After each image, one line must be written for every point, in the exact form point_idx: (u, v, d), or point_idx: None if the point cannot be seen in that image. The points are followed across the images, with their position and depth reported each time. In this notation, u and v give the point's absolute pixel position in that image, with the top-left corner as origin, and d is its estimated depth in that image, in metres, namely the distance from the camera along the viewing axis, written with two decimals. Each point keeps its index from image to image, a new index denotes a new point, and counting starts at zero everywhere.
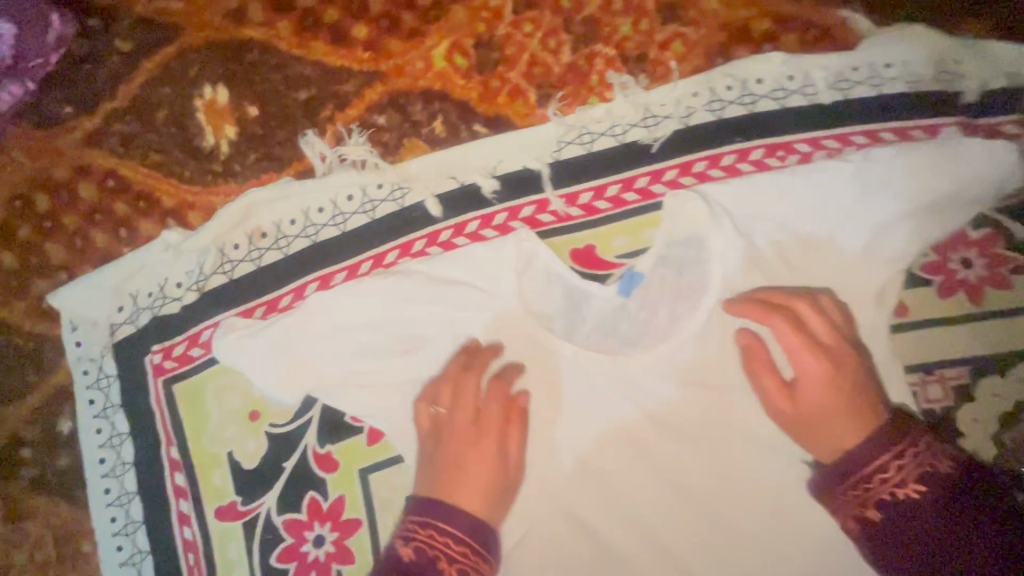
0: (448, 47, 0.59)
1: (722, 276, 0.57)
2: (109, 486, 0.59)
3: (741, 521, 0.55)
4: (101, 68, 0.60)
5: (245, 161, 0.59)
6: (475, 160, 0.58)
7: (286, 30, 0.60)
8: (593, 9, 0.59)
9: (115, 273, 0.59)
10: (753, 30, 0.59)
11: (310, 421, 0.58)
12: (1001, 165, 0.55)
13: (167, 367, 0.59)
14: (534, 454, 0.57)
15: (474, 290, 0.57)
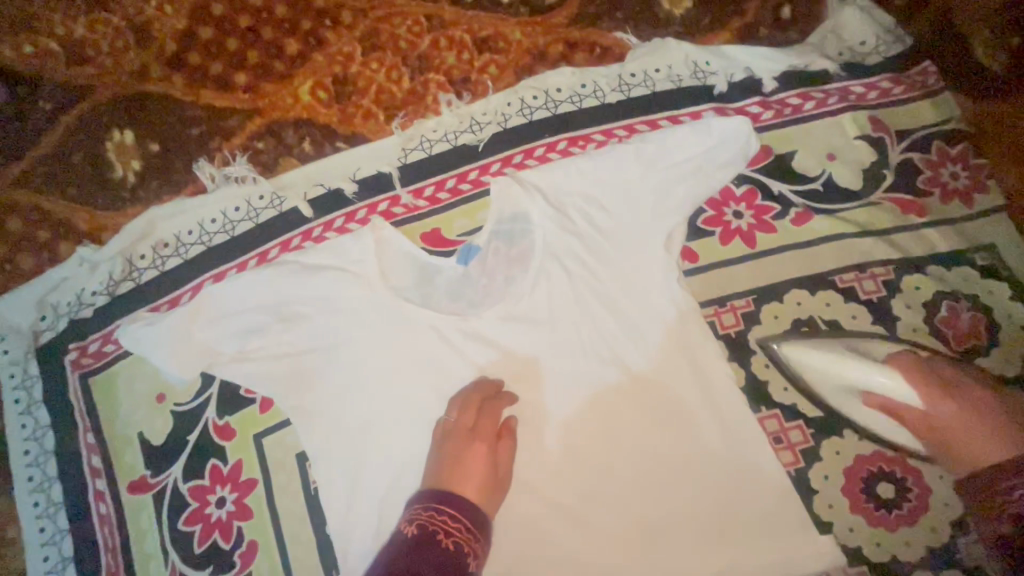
0: (312, 85, 0.74)
1: (542, 241, 0.70)
2: (33, 474, 0.67)
3: (596, 460, 0.67)
4: (30, 124, 0.74)
5: (149, 188, 0.72)
6: (338, 170, 0.72)
7: (182, 83, 0.75)
8: (425, 47, 0.75)
9: (39, 288, 0.70)
10: (550, 53, 0.75)
11: (210, 397, 0.68)
12: (741, 135, 0.71)
13: (84, 363, 0.68)
14: (404, 410, 0.68)
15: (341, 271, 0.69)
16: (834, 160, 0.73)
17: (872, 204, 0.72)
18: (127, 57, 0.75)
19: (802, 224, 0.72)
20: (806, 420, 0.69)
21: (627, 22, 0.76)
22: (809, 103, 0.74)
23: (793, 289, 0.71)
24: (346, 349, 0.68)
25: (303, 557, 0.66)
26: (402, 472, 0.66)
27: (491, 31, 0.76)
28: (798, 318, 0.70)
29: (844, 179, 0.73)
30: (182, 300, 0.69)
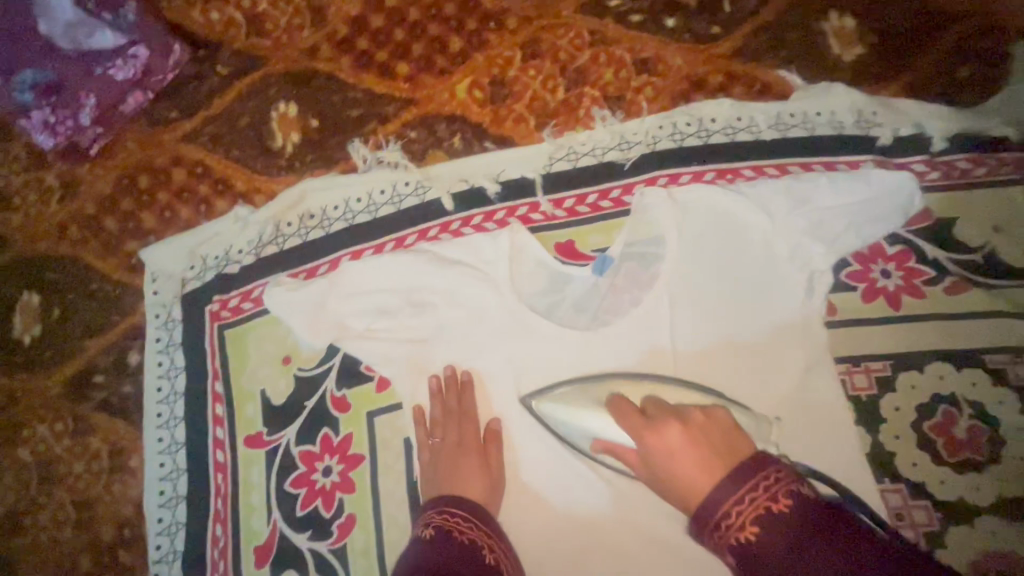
0: (469, 83, 0.76)
1: (674, 269, 0.70)
2: (161, 411, 0.71)
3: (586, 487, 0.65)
4: (204, 85, 0.79)
5: (304, 160, 0.76)
6: (484, 168, 0.73)
7: (347, 65, 0.78)
8: (583, 60, 0.76)
9: (192, 239, 0.74)
10: (709, 83, 0.75)
11: (332, 367, 0.70)
12: (904, 191, 0.68)
13: (223, 315, 0.72)
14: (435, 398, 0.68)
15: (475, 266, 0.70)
16: (999, 233, 0.69)
17: None
18: (300, 35, 0.79)
19: (956, 294, 0.68)
20: (932, 500, 0.65)
21: (793, 61, 0.75)
22: (980, 169, 0.70)
23: (937, 360, 0.67)
24: (467, 344, 0.69)
25: (396, 540, 0.66)
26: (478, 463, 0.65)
27: (652, 53, 0.76)
28: (938, 391, 0.67)
29: (1009, 254, 0.68)
30: (320, 271, 0.72)
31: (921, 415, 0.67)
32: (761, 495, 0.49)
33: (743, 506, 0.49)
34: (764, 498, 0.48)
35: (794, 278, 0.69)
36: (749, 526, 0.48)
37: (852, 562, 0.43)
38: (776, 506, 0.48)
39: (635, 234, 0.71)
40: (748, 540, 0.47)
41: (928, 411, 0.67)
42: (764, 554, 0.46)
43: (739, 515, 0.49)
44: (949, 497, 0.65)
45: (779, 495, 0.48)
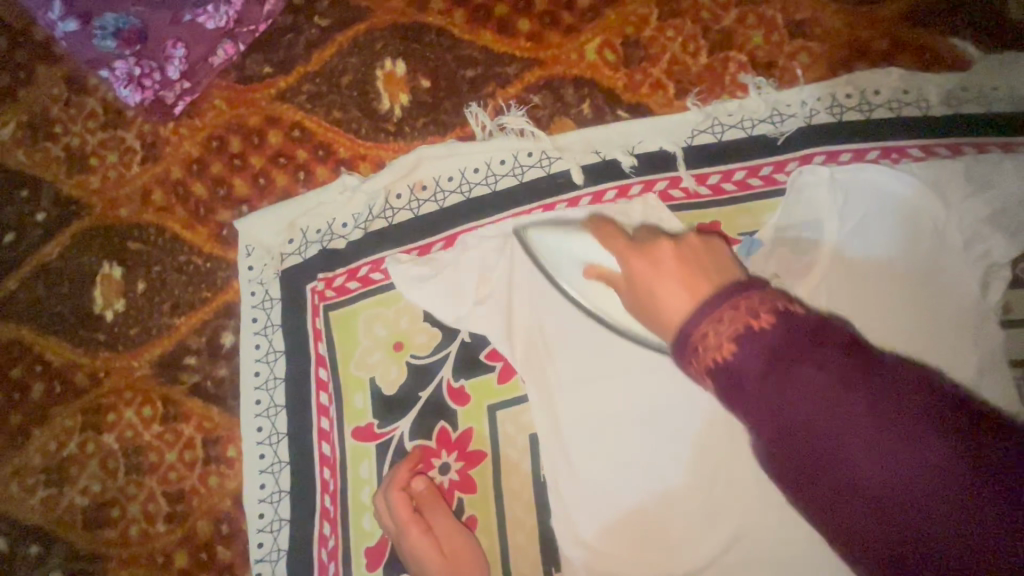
0: (600, 43, 0.68)
1: (832, 255, 0.63)
2: (260, 398, 0.65)
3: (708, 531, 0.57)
4: (301, 38, 0.71)
5: (413, 124, 0.68)
6: (618, 139, 0.66)
7: (460, 19, 0.70)
8: (729, 21, 0.68)
9: (293, 209, 0.67)
10: (871, 50, 0.67)
11: (448, 355, 0.64)
12: None
13: (328, 295, 0.65)
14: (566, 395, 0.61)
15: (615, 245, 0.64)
16: None
17: None
18: None
19: None
20: None
21: (967, 28, 0.66)
22: None
23: None
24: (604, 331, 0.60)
25: (521, 545, 0.61)
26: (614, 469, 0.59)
27: (807, 15, 0.67)
28: None
29: None
30: (433, 248, 0.66)
31: None
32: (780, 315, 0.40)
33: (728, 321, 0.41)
34: (744, 317, 0.41)
35: (971, 274, 0.61)
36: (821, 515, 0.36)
37: (811, 391, 0.35)
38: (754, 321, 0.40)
39: (788, 216, 0.64)
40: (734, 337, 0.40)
41: None
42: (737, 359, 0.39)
43: (808, 511, 0.36)
44: None
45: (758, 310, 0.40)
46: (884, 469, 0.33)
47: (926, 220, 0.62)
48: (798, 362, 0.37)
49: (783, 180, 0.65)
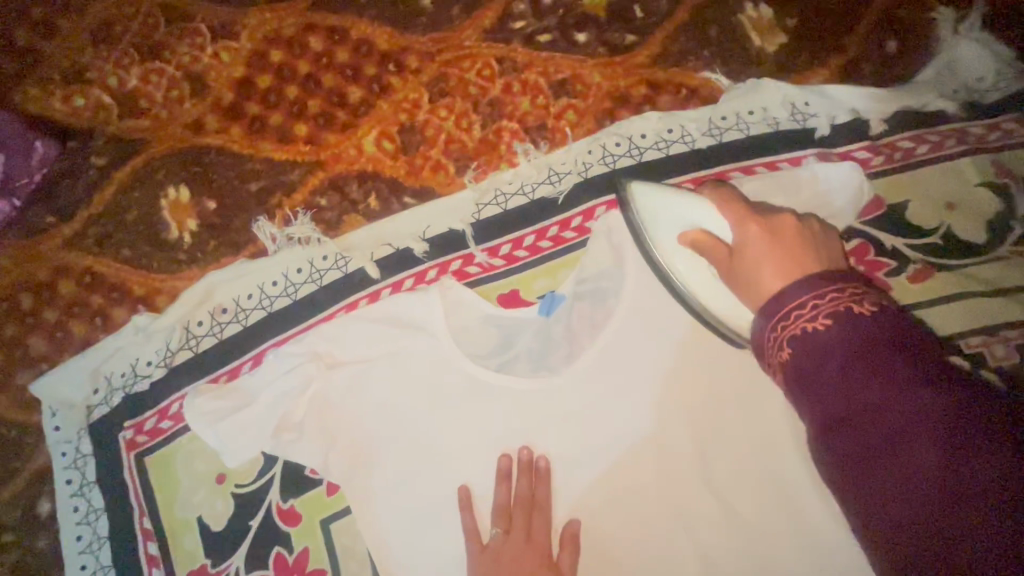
0: (377, 135, 0.70)
1: (629, 297, 0.62)
2: (86, 562, 0.62)
3: None
4: (81, 181, 0.70)
5: (206, 248, 0.68)
6: (406, 227, 0.67)
7: (238, 135, 0.70)
8: (496, 91, 0.70)
9: (91, 358, 0.65)
10: (633, 96, 0.70)
11: (272, 478, 0.63)
12: (854, 181, 0.63)
13: (140, 441, 0.63)
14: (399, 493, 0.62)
15: (419, 338, 0.63)
16: (953, 210, 0.66)
17: (1000, 259, 0.64)
18: (181, 107, 0.71)
19: (921, 281, 0.64)
20: None
21: (715, 60, 0.70)
22: (923, 147, 0.66)
23: None
24: (424, 417, 0.62)
25: None
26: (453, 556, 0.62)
27: (568, 72, 0.70)
28: None
29: (967, 230, 0.65)
30: (241, 370, 0.65)
31: None
32: (846, 295, 0.41)
33: (815, 307, 0.42)
34: (847, 299, 0.41)
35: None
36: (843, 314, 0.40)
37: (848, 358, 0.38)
38: (815, 322, 0.41)
39: (583, 269, 0.65)
40: (819, 328, 0.40)
41: None
42: (814, 345, 0.40)
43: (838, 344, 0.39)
44: None
45: (874, 302, 0.40)
46: (913, 420, 0.35)
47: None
48: (829, 343, 0.39)
49: (570, 238, 0.66)
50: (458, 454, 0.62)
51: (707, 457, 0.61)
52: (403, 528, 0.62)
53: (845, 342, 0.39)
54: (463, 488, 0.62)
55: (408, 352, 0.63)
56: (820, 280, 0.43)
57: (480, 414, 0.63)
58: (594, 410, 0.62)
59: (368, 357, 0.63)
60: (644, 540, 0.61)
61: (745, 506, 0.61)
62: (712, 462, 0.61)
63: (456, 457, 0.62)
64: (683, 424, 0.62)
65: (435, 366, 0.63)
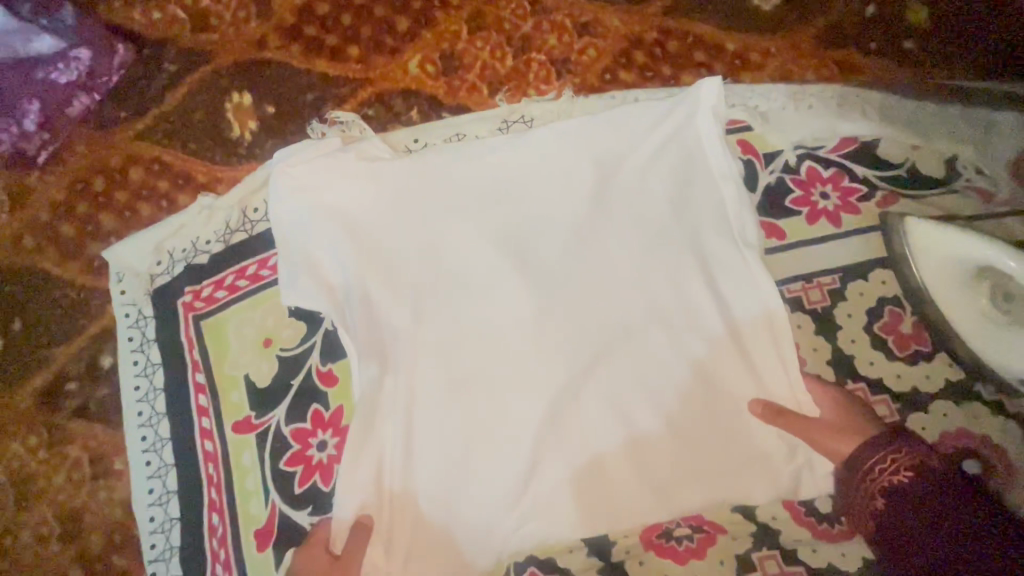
0: (421, 59, 0.79)
1: (365, 207, 0.72)
2: (142, 409, 0.70)
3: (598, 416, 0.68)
4: (153, 83, 0.78)
5: (264, 147, 0.77)
6: (443, 134, 0.76)
7: (297, 52, 0.79)
8: (528, 29, 0.80)
9: (157, 233, 0.73)
10: (646, 39, 0.80)
11: (313, 345, 0.71)
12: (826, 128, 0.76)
13: (197, 306, 0.72)
14: (562, 338, 0.70)
15: (449, 214, 0.72)
16: (918, 149, 0.75)
17: (957, 191, 0.74)
18: (248, 26, 0.80)
19: (887, 206, 0.75)
20: (890, 394, 0.71)
21: (720, 13, 0.81)
22: (895, 93, 0.77)
23: (878, 267, 0.74)
24: (469, 280, 0.71)
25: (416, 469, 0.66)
26: (592, 391, 0.69)
27: (591, 16, 0.80)
28: (883, 295, 0.73)
29: (930, 167, 0.75)
30: (252, 228, 0.73)
31: (871, 317, 0.73)
32: (889, 467, 0.58)
33: (893, 463, 0.58)
34: (890, 470, 0.58)
35: (695, 177, 0.74)
36: (904, 469, 0.57)
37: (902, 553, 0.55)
38: (897, 477, 0.57)
39: (377, 184, 0.72)
40: (901, 480, 0.57)
41: (878, 312, 0.73)
42: (896, 496, 0.57)
43: (894, 460, 0.58)
44: (904, 388, 0.71)
45: (901, 464, 0.58)
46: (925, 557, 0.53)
47: (660, 141, 0.74)
48: (897, 497, 0.57)
49: (579, 142, 0.75)
50: (415, 327, 0.69)
51: (455, 320, 0.70)
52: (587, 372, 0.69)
53: (891, 521, 0.56)
54: (546, 320, 0.70)
55: (410, 213, 0.72)
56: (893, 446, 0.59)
57: (439, 283, 0.71)
58: (540, 290, 0.71)
59: (352, 220, 0.72)
60: (611, 399, 0.68)
61: (478, 360, 0.69)
62: (673, 330, 0.69)
63: (564, 322, 0.70)
64: (461, 286, 0.71)
65: (508, 251, 0.72)
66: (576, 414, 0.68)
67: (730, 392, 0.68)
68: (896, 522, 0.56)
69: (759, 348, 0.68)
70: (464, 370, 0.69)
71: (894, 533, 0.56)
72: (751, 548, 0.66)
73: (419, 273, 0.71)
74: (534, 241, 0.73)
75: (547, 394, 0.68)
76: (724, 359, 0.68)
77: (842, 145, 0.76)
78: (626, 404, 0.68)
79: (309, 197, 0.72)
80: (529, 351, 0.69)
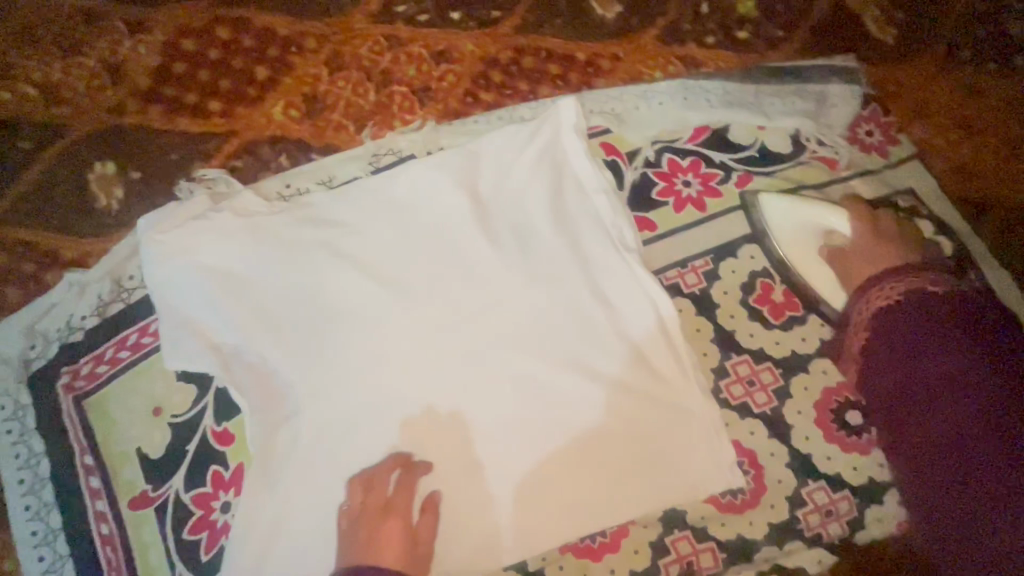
0: (284, 106, 0.80)
1: (237, 259, 0.71)
2: (29, 502, 0.67)
3: (502, 432, 0.68)
4: (8, 164, 0.77)
5: (133, 213, 0.76)
6: (314, 176, 0.77)
7: (157, 114, 0.79)
8: (386, 63, 0.82)
9: (26, 317, 0.71)
10: (501, 58, 0.83)
11: (206, 406, 0.70)
12: (678, 122, 0.81)
13: (77, 385, 0.70)
14: (454, 360, 0.70)
15: (324, 254, 0.72)
16: (764, 129, 0.81)
17: (803, 163, 0.80)
18: (103, 94, 0.79)
19: (744, 186, 0.79)
20: (773, 361, 0.74)
21: (568, 26, 0.85)
22: (736, 81, 0.82)
23: (745, 243, 0.77)
24: (354, 316, 0.70)
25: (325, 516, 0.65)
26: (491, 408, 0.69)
27: (446, 44, 0.83)
28: (754, 269, 0.77)
29: (777, 144, 0.81)
30: (128, 297, 0.72)
31: (746, 291, 0.76)
32: (884, 292, 0.65)
33: (891, 287, 0.65)
34: (880, 295, 0.65)
35: (561, 186, 0.77)
36: (899, 290, 0.64)
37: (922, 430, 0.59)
38: (890, 295, 0.65)
39: (248, 235, 0.72)
40: (893, 303, 0.64)
41: (751, 284, 0.76)
42: (885, 363, 0.63)
43: (892, 288, 0.65)
44: (785, 353, 0.74)
45: (898, 280, 0.65)
46: (939, 436, 0.58)
47: (523, 159, 0.77)
48: (888, 333, 0.63)
49: (446, 166, 0.76)
50: (303, 374, 0.68)
51: (343, 360, 0.68)
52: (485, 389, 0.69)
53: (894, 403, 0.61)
54: (436, 345, 0.70)
55: (291, 268, 0.71)
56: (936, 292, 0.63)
57: (322, 324, 0.70)
58: (426, 316, 0.71)
59: (226, 274, 0.70)
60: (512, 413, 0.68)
61: (373, 395, 0.68)
62: (567, 347, 0.70)
63: (455, 344, 0.70)
64: (345, 324, 0.70)
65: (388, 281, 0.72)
66: (478, 434, 0.68)
67: (623, 386, 0.69)
68: (897, 401, 0.61)
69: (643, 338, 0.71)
70: (360, 408, 0.68)
71: (908, 427, 0.60)
72: (663, 532, 0.69)
73: (301, 317, 0.70)
74: (415, 267, 0.73)
75: (447, 417, 0.68)
76: (615, 358, 0.70)
77: (696, 135, 0.81)
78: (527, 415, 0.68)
79: (179, 258, 0.71)
80: (423, 378, 0.69)
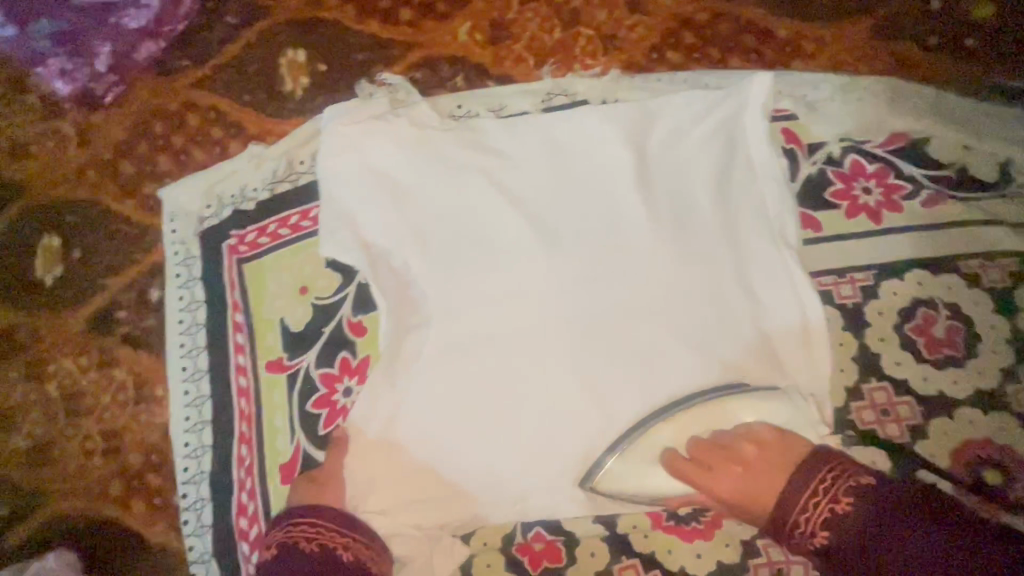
0: (471, 27, 0.80)
1: (403, 165, 0.73)
2: (184, 341, 0.74)
3: (620, 392, 0.66)
4: (214, 34, 0.82)
5: (314, 102, 0.80)
6: (487, 102, 0.78)
7: (352, 13, 0.82)
8: (579, 3, 0.80)
9: (209, 178, 0.77)
10: (697, 20, 0.79)
11: (347, 296, 0.74)
12: (873, 124, 0.75)
13: (241, 249, 0.75)
14: (586, 310, 0.68)
15: (481, 179, 0.73)
16: (969, 151, 0.73)
17: (1006, 197, 0.72)
18: None
19: (931, 207, 0.73)
20: (916, 397, 0.69)
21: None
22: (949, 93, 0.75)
23: (915, 267, 0.72)
24: (498, 244, 0.71)
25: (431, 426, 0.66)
26: (613, 367, 0.67)
27: None
28: (919, 296, 0.71)
29: (980, 170, 0.73)
30: (298, 179, 0.76)
31: (904, 317, 0.71)
32: (817, 493, 0.54)
33: (828, 487, 0.54)
34: (825, 500, 0.54)
35: (732, 163, 0.73)
36: (837, 499, 0.53)
37: None
38: (831, 504, 0.53)
39: (416, 145, 0.74)
40: (832, 509, 0.53)
41: (911, 311, 0.71)
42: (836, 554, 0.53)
43: (825, 498, 0.54)
44: (931, 392, 0.69)
45: (847, 488, 0.53)
46: None
47: (698, 126, 0.74)
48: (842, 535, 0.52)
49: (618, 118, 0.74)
50: (439, 287, 0.69)
51: (479, 284, 0.69)
52: (611, 347, 0.67)
53: None
54: (572, 291, 0.69)
55: (448, 186, 0.73)
56: (809, 470, 0.56)
57: (467, 245, 0.71)
58: (567, 260, 0.70)
59: (390, 178, 0.73)
60: (634, 377, 0.66)
61: (501, 326, 0.68)
62: (704, 328, 0.67)
63: (591, 295, 0.69)
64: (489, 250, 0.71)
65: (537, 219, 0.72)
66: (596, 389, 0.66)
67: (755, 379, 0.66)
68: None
69: (785, 337, 0.68)
70: (486, 334, 0.68)
71: None
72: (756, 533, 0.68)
73: (449, 234, 0.71)
74: (566, 211, 0.72)
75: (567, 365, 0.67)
76: (751, 350, 0.67)
77: (890, 141, 0.75)
78: (648, 383, 0.66)
79: (351, 153, 0.74)
80: (551, 320, 0.68)
